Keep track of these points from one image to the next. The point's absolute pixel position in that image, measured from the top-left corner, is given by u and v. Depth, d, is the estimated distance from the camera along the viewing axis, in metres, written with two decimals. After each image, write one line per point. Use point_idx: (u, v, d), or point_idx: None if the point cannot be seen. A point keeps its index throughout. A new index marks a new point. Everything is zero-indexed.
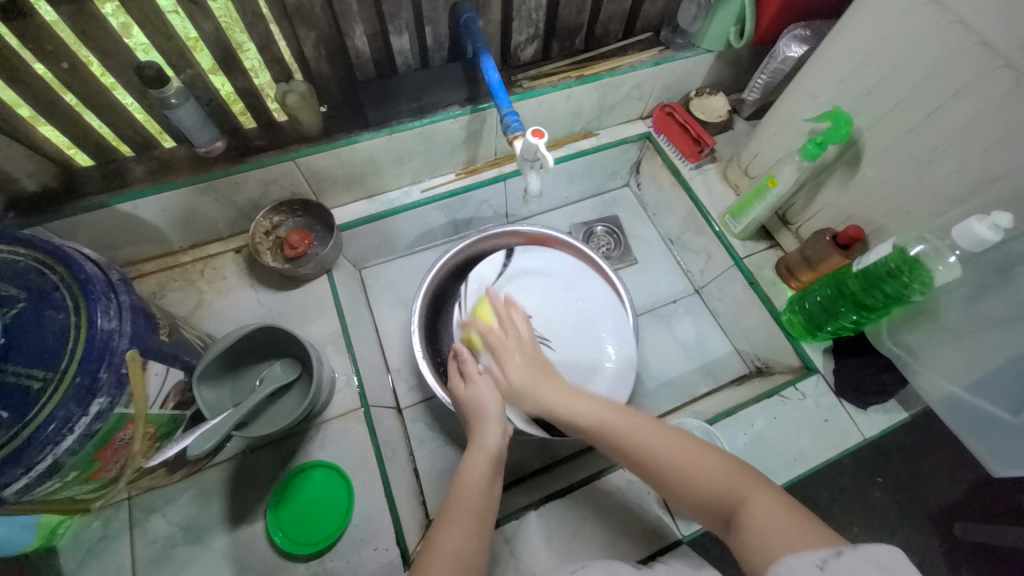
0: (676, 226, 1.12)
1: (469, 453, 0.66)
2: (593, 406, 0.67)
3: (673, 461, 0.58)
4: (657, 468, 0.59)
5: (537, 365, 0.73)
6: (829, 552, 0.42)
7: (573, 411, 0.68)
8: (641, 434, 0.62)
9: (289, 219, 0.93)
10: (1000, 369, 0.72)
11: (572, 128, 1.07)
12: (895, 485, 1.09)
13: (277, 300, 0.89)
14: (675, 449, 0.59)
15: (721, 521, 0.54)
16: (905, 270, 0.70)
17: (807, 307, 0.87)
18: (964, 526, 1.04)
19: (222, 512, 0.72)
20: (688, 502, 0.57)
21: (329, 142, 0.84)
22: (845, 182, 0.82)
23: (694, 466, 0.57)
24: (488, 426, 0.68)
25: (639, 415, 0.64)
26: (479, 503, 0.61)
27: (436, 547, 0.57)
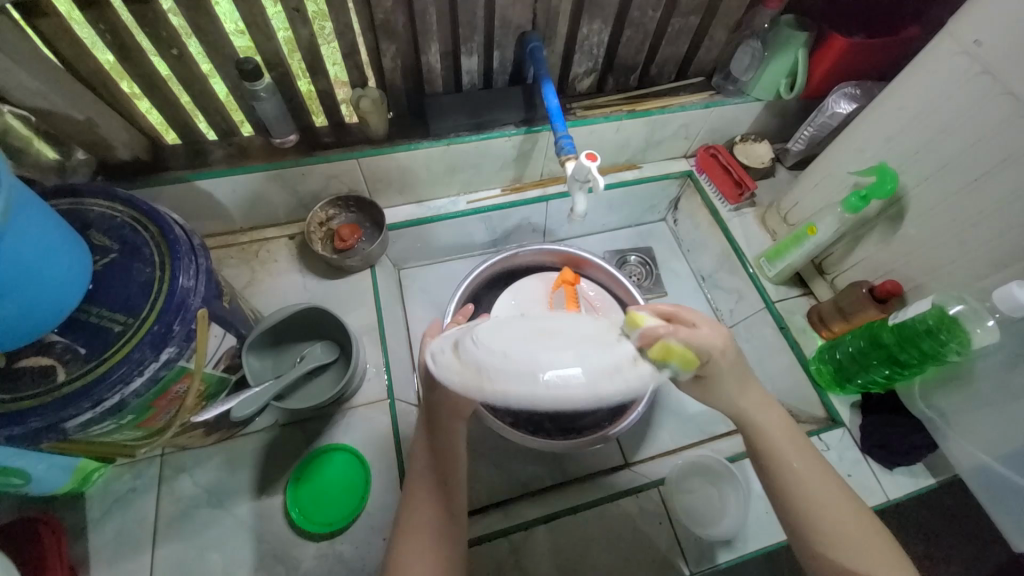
0: (710, 264, 1.14)
1: (434, 436, 0.64)
2: (784, 442, 0.59)
3: (858, 546, 0.54)
4: (845, 542, 0.54)
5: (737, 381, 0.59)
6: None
7: (764, 435, 0.60)
8: (834, 501, 0.56)
9: (343, 213, 0.99)
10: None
11: (617, 159, 1.11)
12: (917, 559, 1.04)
13: (321, 287, 0.94)
14: (860, 531, 0.55)
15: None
16: (942, 329, 0.69)
17: (837, 357, 0.87)
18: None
19: (245, 481, 0.75)
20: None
21: (391, 147, 0.90)
22: (886, 238, 0.83)
23: (877, 557, 0.54)
24: (449, 415, 0.64)
25: (827, 472, 0.59)
26: (437, 477, 0.62)
27: (410, 525, 0.59)
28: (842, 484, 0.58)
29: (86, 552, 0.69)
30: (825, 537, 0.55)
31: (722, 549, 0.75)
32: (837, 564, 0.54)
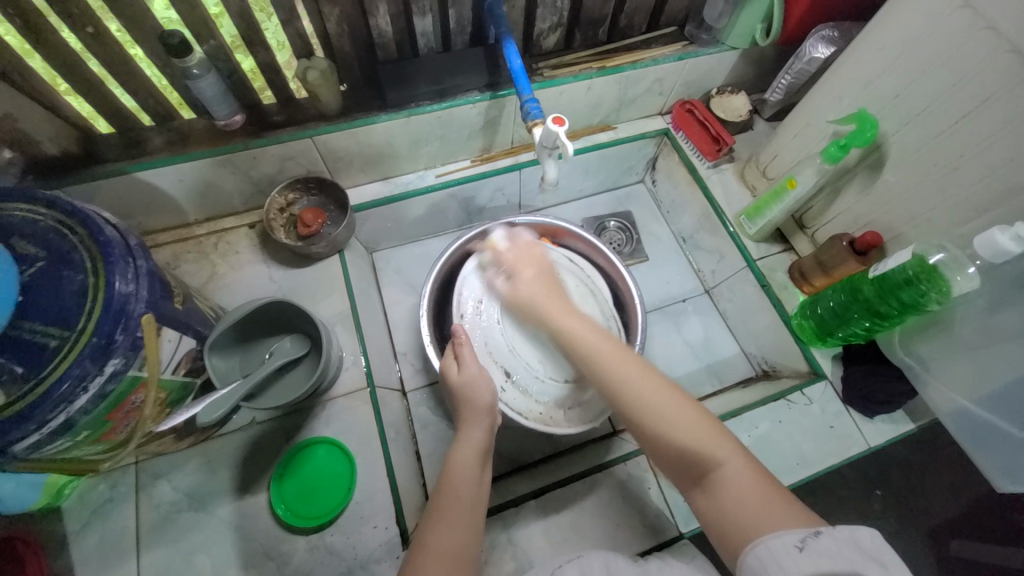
0: (690, 225, 1.11)
1: (455, 446, 0.68)
2: (577, 332, 0.66)
3: (660, 409, 0.56)
4: (640, 406, 0.57)
5: (545, 287, 0.73)
6: (807, 532, 0.43)
7: (567, 334, 0.67)
8: (625, 373, 0.60)
9: (304, 197, 0.93)
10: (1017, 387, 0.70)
11: (590, 121, 1.06)
12: (895, 500, 1.12)
13: (289, 276, 0.89)
14: (658, 397, 0.57)
15: (687, 472, 0.54)
16: (922, 278, 0.68)
17: (818, 312, 0.86)
18: (958, 543, 1.07)
19: (227, 481, 0.74)
20: (661, 452, 0.56)
21: (347, 121, 0.84)
22: (866, 187, 0.81)
23: (683, 413, 0.55)
24: (477, 419, 0.71)
25: (635, 362, 0.61)
26: (472, 493, 0.63)
27: (429, 544, 0.57)
28: (643, 364, 0.61)
29: (67, 568, 0.67)
30: (631, 411, 0.58)
31: None
32: (648, 433, 0.56)
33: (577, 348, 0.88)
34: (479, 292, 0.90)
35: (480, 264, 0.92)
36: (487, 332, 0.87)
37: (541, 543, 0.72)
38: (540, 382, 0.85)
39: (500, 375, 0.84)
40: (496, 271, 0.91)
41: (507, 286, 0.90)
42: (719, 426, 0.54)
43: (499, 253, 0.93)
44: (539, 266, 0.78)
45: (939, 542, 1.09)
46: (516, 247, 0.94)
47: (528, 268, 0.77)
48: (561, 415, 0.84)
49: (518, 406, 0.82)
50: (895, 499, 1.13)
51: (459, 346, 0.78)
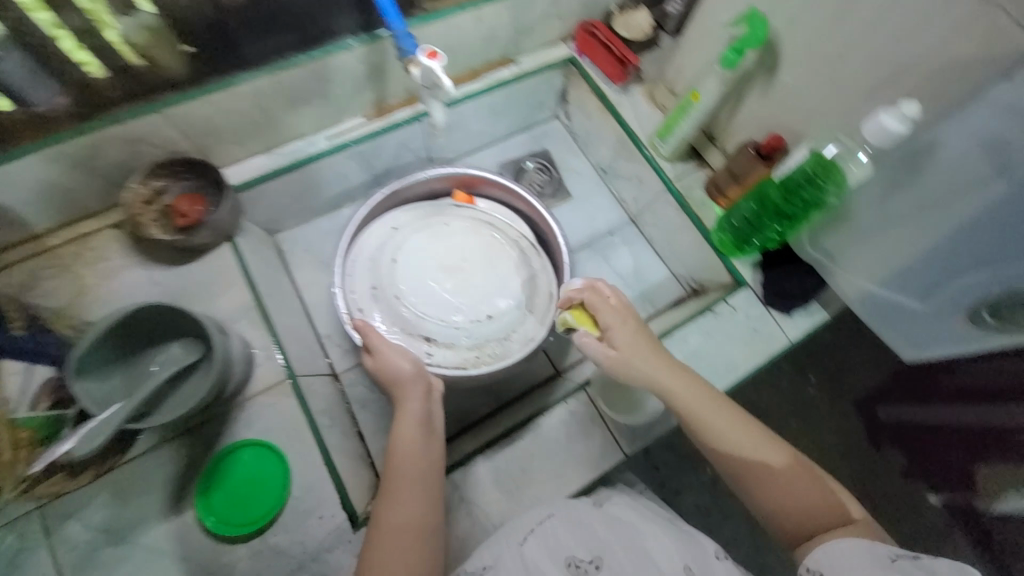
0: (608, 155, 1.08)
1: (397, 421, 0.68)
2: (686, 393, 0.66)
3: (780, 477, 0.62)
4: (763, 473, 0.62)
5: (650, 346, 0.69)
6: (906, 554, 0.52)
7: (696, 408, 0.65)
8: (738, 441, 0.64)
9: (174, 184, 0.81)
10: (920, 265, 0.73)
11: (489, 55, 0.98)
12: (830, 383, 1.25)
13: (174, 276, 0.79)
14: (787, 470, 0.63)
15: (791, 526, 0.61)
16: (821, 175, 0.70)
17: (734, 224, 0.87)
18: (883, 409, 1.22)
19: (147, 507, 0.67)
20: (776, 514, 0.62)
21: (202, 88, 0.73)
22: (767, 89, 0.80)
23: (797, 480, 0.62)
24: (410, 390, 0.70)
25: (750, 423, 0.65)
26: (419, 464, 0.64)
27: (383, 523, 0.60)
28: (758, 427, 0.66)
29: None
30: (756, 473, 0.63)
31: (651, 428, 0.78)
32: (769, 497, 0.62)
33: (484, 283, 0.90)
34: (372, 278, 0.87)
35: (365, 245, 0.89)
36: (393, 310, 0.85)
37: (495, 495, 0.72)
38: (466, 330, 0.86)
39: (423, 344, 0.84)
40: (386, 250, 0.89)
41: (398, 258, 0.89)
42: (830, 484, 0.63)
43: (390, 228, 0.91)
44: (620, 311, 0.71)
45: (867, 410, 1.22)
46: (403, 217, 0.93)
47: (646, 333, 0.70)
48: (496, 348, 0.87)
49: (456, 360, 0.84)
50: (829, 382, 1.25)
51: (366, 336, 0.74)
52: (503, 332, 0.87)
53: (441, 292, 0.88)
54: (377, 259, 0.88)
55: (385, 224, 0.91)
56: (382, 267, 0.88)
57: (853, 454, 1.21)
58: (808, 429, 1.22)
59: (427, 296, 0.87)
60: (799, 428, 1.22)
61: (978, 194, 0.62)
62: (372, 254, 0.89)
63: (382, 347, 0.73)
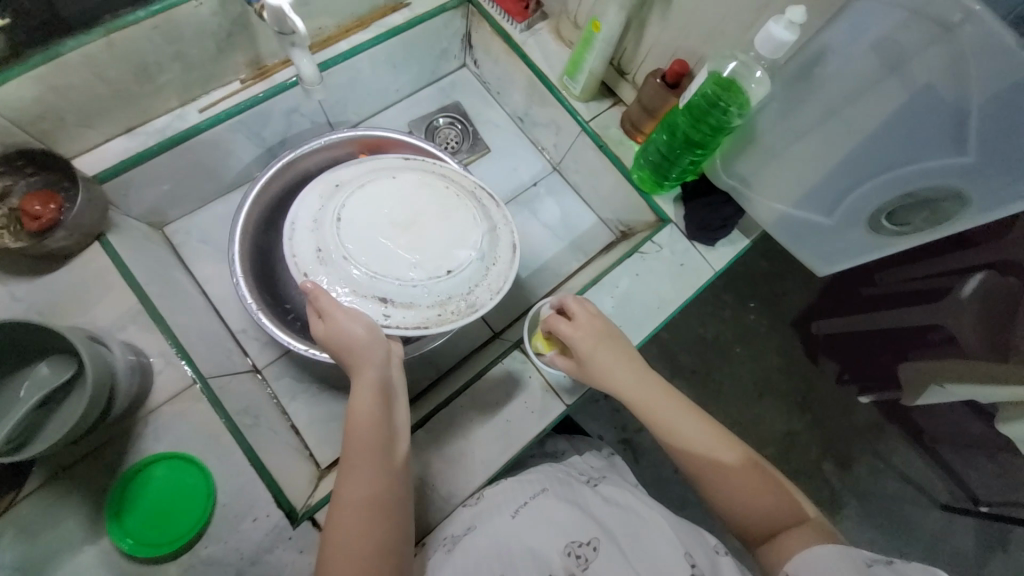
0: (521, 102, 1.03)
1: (354, 385, 0.61)
2: (651, 399, 0.67)
3: (738, 483, 0.61)
4: (730, 483, 0.61)
5: (621, 353, 0.69)
6: (880, 558, 0.51)
7: (667, 422, 0.65)
8: (703, 444, 0.63)
9: (19, 181, 0.71)
10: (833, 177, 0.72)
11: (374, 0, 0.88)
12: (768, 307, 1.31)
13: (38, 288, 0.69)
14: (756, 481, 0.61)
15: (760, 535, 0.59)
16: (721, 95, 0.68)
17: (651, 159, 0.85)
18: (817, 322, 1.30)
19: (51, 543, 0.61)
20: (734, 518, 0.61)
21: (20, 62, 0.61)
22: (665, 11, 0.76)
23: (761, 487, 0.61)
24: (366, 356, 0.60)
25: (717, 431, 0.65)
26: (378, 432, 0.59)
27: (343, 495, 0.57)
28: (725, 434, 0.65)
29: None
30: (724, 483, 0.62)
31: None
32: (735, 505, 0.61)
33: (448, 230, 0.67)
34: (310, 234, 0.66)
35: (294, 205, 0.68)
36: (339, 271, 0.64)
37: (438, 466, 0.71)
38: (426, 285, 0.65)
39: (376, 306, 0.63)
40: (321, 200, 0.68)
41: (338, 206, 0.67)
42: (793, 496, 0.61)
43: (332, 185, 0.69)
44: (600, 328, 0.71)
45: (803, 326, 1.30)
46: (348, 172, 0.71)
47: (616, 348, 0.69)
48: (467, 304, 0.66)
49: (417, 320, 0.63)
50: (767, 306, 1.31)
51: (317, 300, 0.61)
52: (475, 284, 0.67)
53: (392, 246, 0.66)
54: (316, 214, 0.67)
55: (324, 177, 0.71)
56: (321, 220, 0.67)
57: (794, 370, 1.29)
58: (751, 352, 1.28)
59: (375, 247, 0.65)
60: (739, 351, 1.28)
61: (876, 93, 0.61)
62: (310, 209, 0.67)
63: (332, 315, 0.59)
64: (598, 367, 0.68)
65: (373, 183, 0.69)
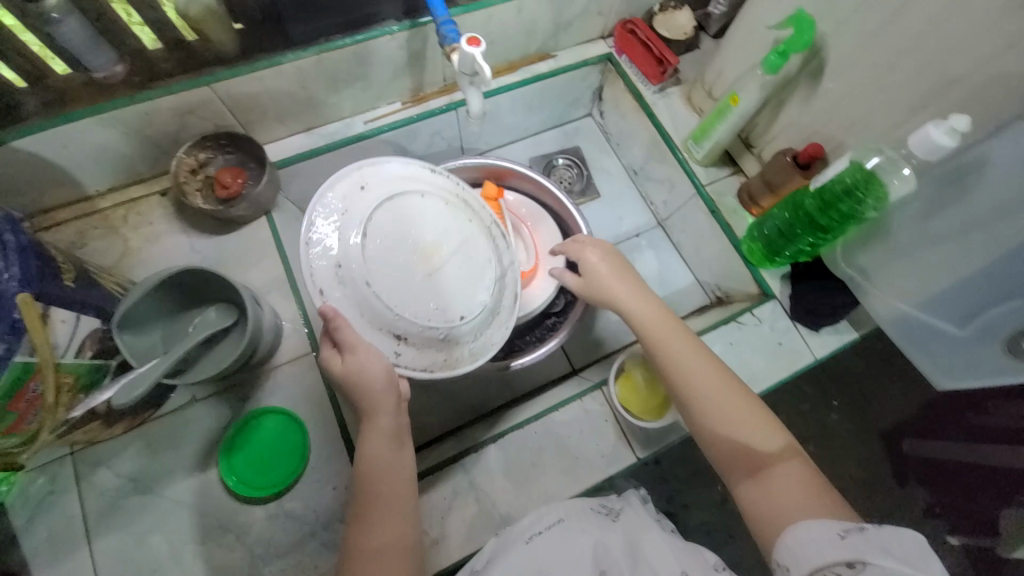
0: (640, 156, 1.07)
1: (364, 436, 0.64)
2: (648, 314, 0.68)
3: (725, 407, 0.61)
4: (720, 409, 0.61)
5: (623, 274, 0.73)
6: (853, 526, 0.47)
7: (660, 346, 0.66)
8: (695, 368, 0.64)
9: (217, 155, 0.84)
10: (965, 287, 0.70)
11: (527, 49, 0.98)
12: (854, 411, 1.21)
13: (212, 245, 0.83)
14: (748, 416, 0.61)
15: (741, 468, 0.59)
16: (860, 186, 0.67)
17: (765, 233, 0.86)
18: (910, 442, 1.18)
19: (174, 462, 0.71)
20: (713, 438, 0.61)
21: (249, 65, 0.75)
22: (808, 96, 0.77)
23: (748, 414, 0.61)
24: (380, 406, 0.64)
25: (709, 359, 0.65)
26: (396, 481, 0.63)
27: (361, 546, 0.59)
28: (718, 364, 0.65)
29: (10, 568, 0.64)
30: (708, 415, 0.62)
31: (665, 432, 0.77)
32: (718, 436, 0.61)
33: (466, 273, 0.69)
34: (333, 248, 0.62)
35: (320, 209, 0.64)
36: (358, 299, 0.62)
37: (503, 483, 0.73)
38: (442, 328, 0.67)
39: (389, 342, 0.64)
40: (346, 213, 0.65)
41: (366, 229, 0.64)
42: (777, 428, 0.60)
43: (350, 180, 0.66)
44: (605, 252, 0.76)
45: (893, 443, 1.18)
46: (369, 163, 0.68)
47: (614, 275, 0.73)
48: (469, 353, 0.69)
49: (424, 363, 0.66)
50: (853, 410, 1.21)
51: (337, 330, 0.60)
52: (484, 333, 0.71)
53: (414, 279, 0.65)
54: (326, 224, 0.63)
55: (345, 180, 0.66)
56: (346, 235, 0.64)
57: (878, 489, 1.16)
58: (830, 457, 1.17)
59: (398, 277, 0.64)
60: (814, 451, 1.18)
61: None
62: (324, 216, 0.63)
63: (353, 345, 0.60)
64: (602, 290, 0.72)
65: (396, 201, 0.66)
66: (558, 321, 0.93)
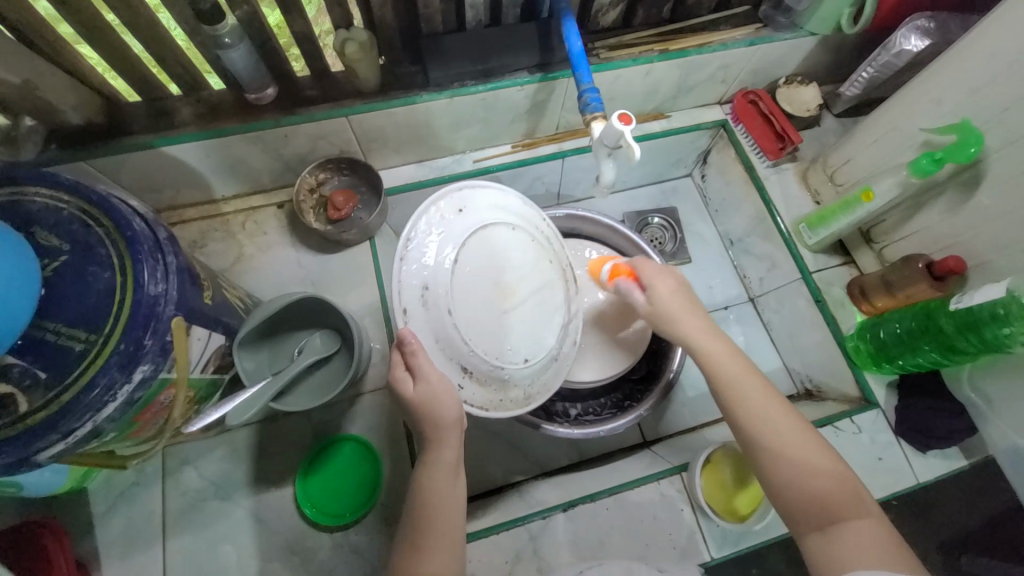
0: (740, 227, 1.04)
1: (424, 464, 0.60)
2: (720, 348, 0.61)
3: (798, 458, 0.54)
4: (788, 458, 0.54)
5: (688, 300, 0.65)
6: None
7: (725, 375, 0.59)
8: (768, 412, 0.56)
9: (334, 177, 0.88)
10: None
11: (643, 108, 0.97)
12: None
13: (317, 262, 0.87)
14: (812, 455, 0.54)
15: (810, 520, 0.52)
16: (1013, 317, 0.62)
17: (880, 336, 0.80)
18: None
19: (255, 472, 0.73)
20: (782, 492, 0.54)
21: (386, 100, 0.77)
22: (955, 207, 0.73)
23: (821, 465, 0.54)
24: (443, 434, 0.59)
25: (780, 402, 0.57)
26: (450, 515, 0.57)
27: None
28: (786, 404, 0.58)
29: (96, 550, 0.67)
30: (767, 452, 0.55)
31: (744, 536, 0.73)
32: (781, 477, 0.54)
33: (538, 315, 0.67)
34: (423, 270, 0.62)
35: (416, 233, 0.63)
36: (439, 325, 0.61)
37: (567, 558, 0.70)
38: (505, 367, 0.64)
39: (456, 372, 0.63)
40: (434, 239, 0.63)
41: (456, 256, 0.63)
42: (845, 476, 0.54)
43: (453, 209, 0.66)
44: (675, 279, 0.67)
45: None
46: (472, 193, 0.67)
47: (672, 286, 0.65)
48: (525, 395, 0.66)
49: (484, 401, 0.63)
50: None
51: (412, 356, 0.59)
52: (541, 376, 0.68)
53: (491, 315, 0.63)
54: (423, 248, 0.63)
55: (445, 202, 0.65)
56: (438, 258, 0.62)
57: None
58: None
59: (477, 310, 0.62)
60: None
61: None
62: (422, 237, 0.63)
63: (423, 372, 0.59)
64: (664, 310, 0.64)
65: (488, 234, 0.65)
66: (637, 390, 0.91)
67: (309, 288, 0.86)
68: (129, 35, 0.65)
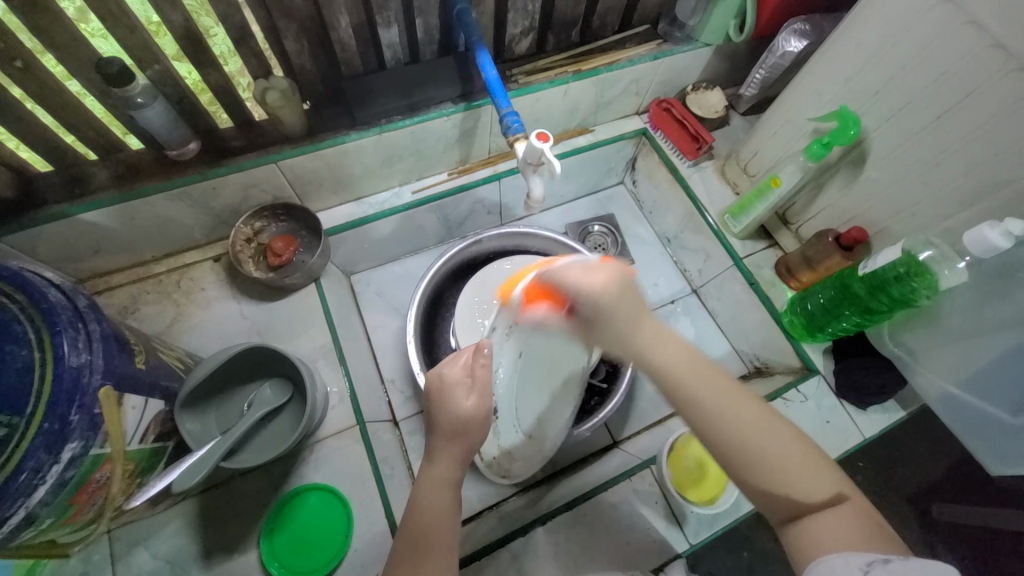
0: (673, 224, 1.10)
1: (425, 476, 0.60)
2: (678, 358, 0.54)
3: (780, 464, 0.49)
4: (773, 460, 0.49)
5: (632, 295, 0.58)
6: (875, 558, 0.42)
7: (682, 386, 0.53)
8: (742, 414, 0.51)
9: (272, 224, 0.87)
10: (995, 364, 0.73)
11: (568, 125, 1.02)
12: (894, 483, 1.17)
13: (262, 311, 0.85)
14: (789, 448, 0.50)
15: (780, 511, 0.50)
16: (913, 275, 0.70)
17: (809, 308, 0.86)
18: (937, 505, 1.07)
19: (216, 541, 0.68)
20: (756, 490, 0.50)
21: (314, 143, 0.78)
22: (850, 182, 0.81)
23: (797, 461, 0.50)
24: (452, 448, 0.60)
25: (762, 409, 0.52)
26: (444, 538, 0.55)
27: None
28: (758, 401, 0.53)
29: None
30: (736, 454, 0.50)
31: (717, 516, 0.75)
32: (749, 480, 0.50)
33: (560, 410, 0.79)
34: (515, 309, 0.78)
35: None
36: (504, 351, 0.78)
37: None
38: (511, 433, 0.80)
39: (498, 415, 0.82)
40: None
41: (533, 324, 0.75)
42: (824, 464, 0.51)
43: None
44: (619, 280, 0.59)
45: (918, 506, 1.07)
46: None
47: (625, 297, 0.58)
48: (512, 468, 0.82)
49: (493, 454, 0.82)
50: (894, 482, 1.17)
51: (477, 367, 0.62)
52: (535, 455, 0.81)
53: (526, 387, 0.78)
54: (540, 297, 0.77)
55: None
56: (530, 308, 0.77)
57: None
58: None
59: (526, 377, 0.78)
60: None
61: None
62: None
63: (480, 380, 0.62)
64: (608, 321, 0.58)
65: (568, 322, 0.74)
66: (597, 395, 0.92)
67: (256, 339, 0.83)
68: (40, 108, 0.63)
